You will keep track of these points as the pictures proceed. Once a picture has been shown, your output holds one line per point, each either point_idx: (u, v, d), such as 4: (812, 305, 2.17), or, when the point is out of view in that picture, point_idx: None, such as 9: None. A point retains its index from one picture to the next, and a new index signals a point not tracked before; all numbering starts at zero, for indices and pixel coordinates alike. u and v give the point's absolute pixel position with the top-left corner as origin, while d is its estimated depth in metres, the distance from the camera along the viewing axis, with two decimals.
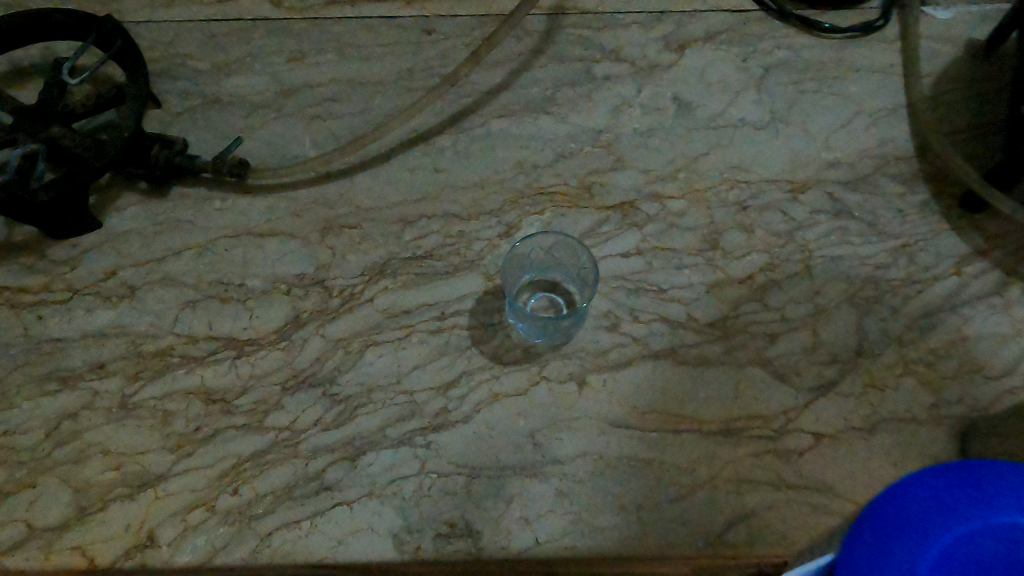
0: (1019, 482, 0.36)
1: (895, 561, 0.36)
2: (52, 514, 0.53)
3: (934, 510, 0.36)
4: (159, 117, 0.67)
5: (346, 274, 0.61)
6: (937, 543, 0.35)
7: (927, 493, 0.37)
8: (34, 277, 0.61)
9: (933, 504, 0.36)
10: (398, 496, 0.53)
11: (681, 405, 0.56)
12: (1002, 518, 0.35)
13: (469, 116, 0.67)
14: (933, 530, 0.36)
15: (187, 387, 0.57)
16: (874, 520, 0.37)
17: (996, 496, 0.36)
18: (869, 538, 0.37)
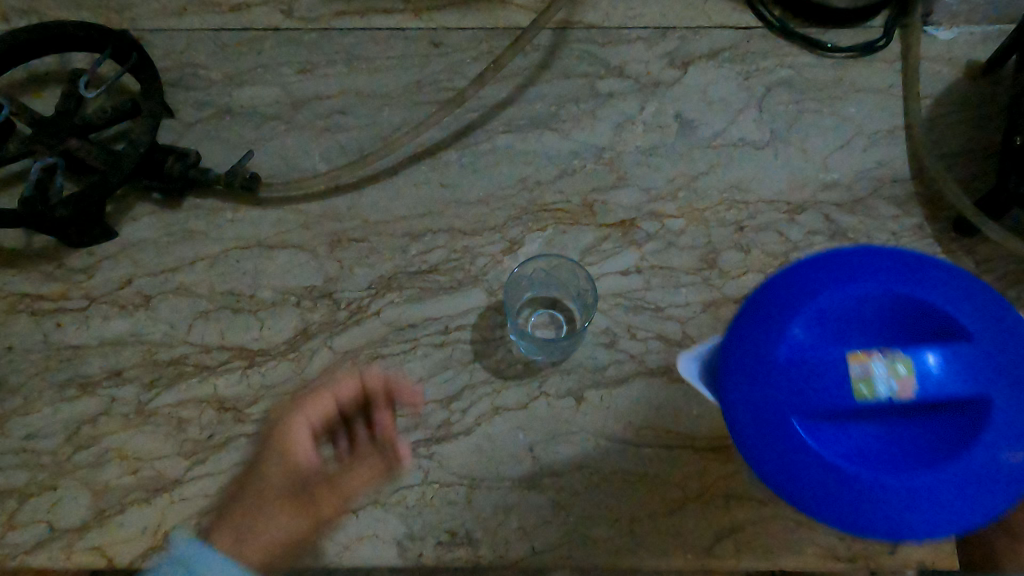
0: (870, 263, 0.43)
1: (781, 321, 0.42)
2: (73, 515, 0.55)
3: (800, 286, 0.43)
4: (172, 126, 0.69)
5: (354, 287, 0.63)
6: (817, 298, 0.42)
7: (797, 276, 0.43)
8: (51, 284, 0.62)
9: (800, 282, 0.43)
10: (402, 505, 0.56)
11: (675, 422, 0.58)
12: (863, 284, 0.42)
13: (474, 131, 0.69)
14: (809, 297, 0.42)
15: (200, 395, 0.59)
16: (762, 296, 0.43)
17: (872, 272, 0.42)
18: (759, 309, 0.43)
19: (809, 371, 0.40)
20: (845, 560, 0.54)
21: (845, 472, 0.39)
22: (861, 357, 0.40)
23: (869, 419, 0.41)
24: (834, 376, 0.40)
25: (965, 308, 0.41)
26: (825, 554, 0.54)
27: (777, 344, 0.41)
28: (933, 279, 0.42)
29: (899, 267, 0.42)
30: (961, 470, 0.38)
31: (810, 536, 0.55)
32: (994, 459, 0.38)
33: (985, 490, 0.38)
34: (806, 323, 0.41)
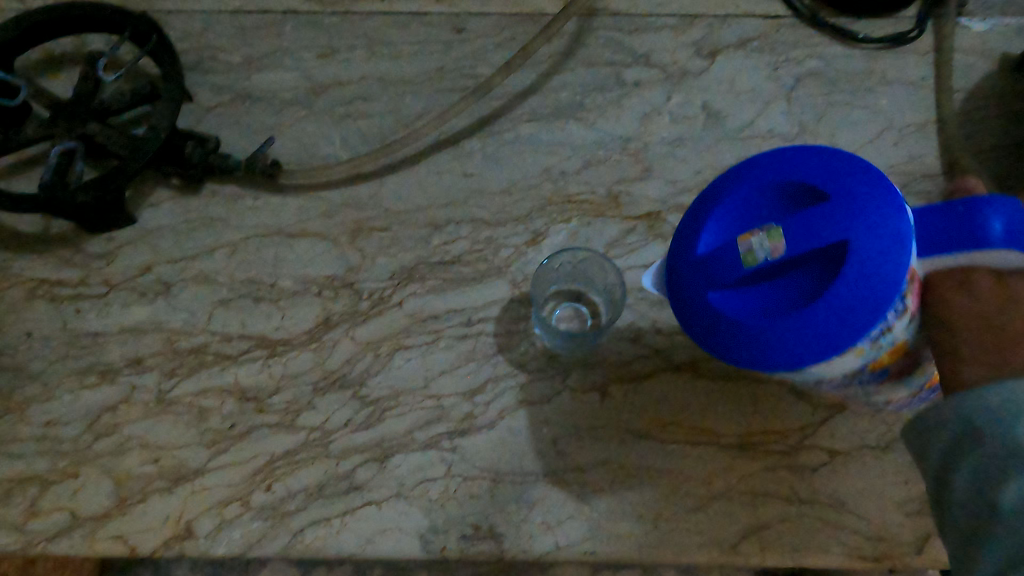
0: (783, 159, 0.43)
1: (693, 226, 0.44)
2: (96, 503, 0.55)
3: (715, 191, 0.44)
4: (191, 110, 0.67)
5: (376, 277, 0.62)
6: (726, 197, 0.43)
7: (715, 184, 0.45)
8: (70, 270, 0.62)
9: (716, 188, 0.45)
10: (425, 498, 0.55)
11: (701, 418, 0.57)
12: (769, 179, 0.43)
13: (498, 119, 0.67)
14: (719, 199, 0.44)
15: (221, 385, 0.58)
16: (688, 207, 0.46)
17: (760, 165, 0.43)
18: (684, 221, 0.45)
19: (710, 259, 0.42)
20: (870, 559, 0.54)
21: (732, 334, 0.41)
22: (744, 236, 0.41)
23: (775, 295, 0.41)
24: (713, 257, 0.42)
25: (839, 173, 0.41)
26: (850, 554, 0.54)
27: (695, 243, 0.44)
28: (807, 155, 0.42)
29: (785, 156, 0.43)
30: (829, 306, 0.39)
31: (835, 535, 0.55)
32: (859, 290, 0.39)
33: (849, 318, 0.39)
34: (695, 223, 0.44)
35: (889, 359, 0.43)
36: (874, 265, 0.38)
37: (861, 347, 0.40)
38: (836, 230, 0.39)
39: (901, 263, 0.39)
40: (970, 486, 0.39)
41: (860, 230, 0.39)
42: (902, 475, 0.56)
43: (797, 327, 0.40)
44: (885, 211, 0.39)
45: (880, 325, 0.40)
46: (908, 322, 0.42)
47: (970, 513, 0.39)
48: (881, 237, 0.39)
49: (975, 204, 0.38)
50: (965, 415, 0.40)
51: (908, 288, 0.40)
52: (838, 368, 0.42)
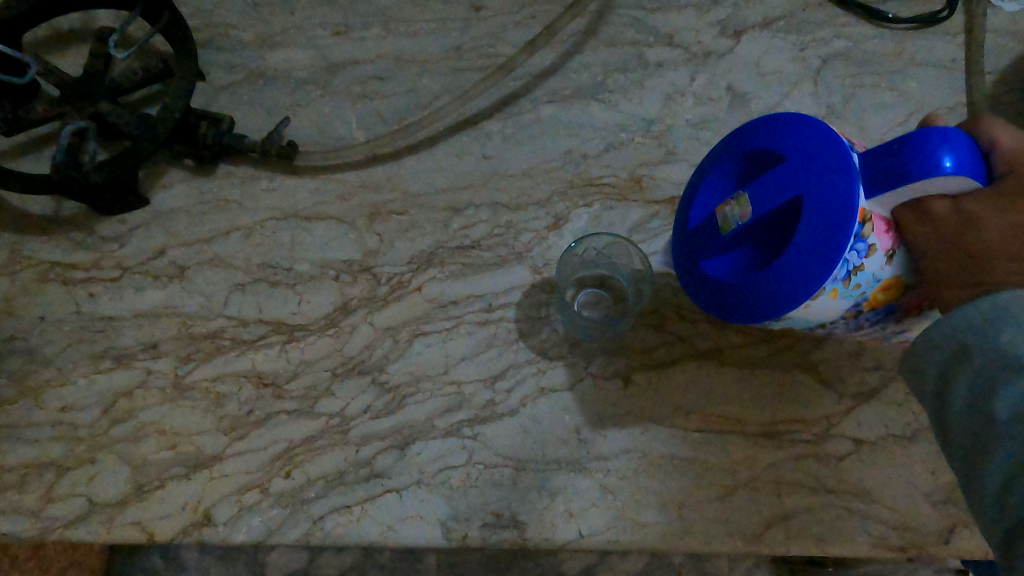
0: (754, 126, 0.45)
1: (690, 205, 0.48)
2: (112, 490, 0.54)
3: (703, 169, 0.48)
4: (202, 89, 0.65)
5: (394, 261, 0.61)
6: (710, 175, 0.47)
7: (706, 161, 0.48)
8: (82, 253, 0.60)
9: (705, 165, 0.48)
10: (446, 485, 0.54)
11: (725, 406, 0.56)
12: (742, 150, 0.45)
13: (518, 100, 0.66)
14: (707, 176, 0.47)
15: (238, 370, 0.58)
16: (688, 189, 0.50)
17: (732, 140, 0.46)
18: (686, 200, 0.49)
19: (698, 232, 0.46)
20: (898, 549, 0.53)
21: (722, 296, 0.44)
22: (720, 208, 0.45)
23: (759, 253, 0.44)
24: (702, 230, 0.46)
25: (794, 133, 0.42)
26: (877, 543, 0.53)
27: (687, 220, 0.48)
28: (768, 121, 0.44)
29: (750, 127, 0.45)
30: (787, 257, 0.40)
31: (863, 525, 0.53)
32: (811, 239, 0.39)
33: (806, 267, 0.40)
34: (688, 204, 0.48)
35: (884, 297, 0.44)
36: (824, 214, 0.39)
37: (831, 290, 0.41)
38: (790, 188, 0.41)
39: (852, 205, 0.39)
40: (965, 403, 0.39)
41: (811, 184, 0.40)
42: (930, 464, 0.55)
43: (762, 280, 0.42)
44: (834, 161, 0.40)
45: (843, 269, 0.41)
46: (891, 259, 0.43)
47: (965, 425, 0.38)
48: (831, 188, 0.39)
49: (909, 141, 0.38)
50: (956, 336, 0.40)
51: (874, 226, 0.41)
52: (825, 313, 0.44)
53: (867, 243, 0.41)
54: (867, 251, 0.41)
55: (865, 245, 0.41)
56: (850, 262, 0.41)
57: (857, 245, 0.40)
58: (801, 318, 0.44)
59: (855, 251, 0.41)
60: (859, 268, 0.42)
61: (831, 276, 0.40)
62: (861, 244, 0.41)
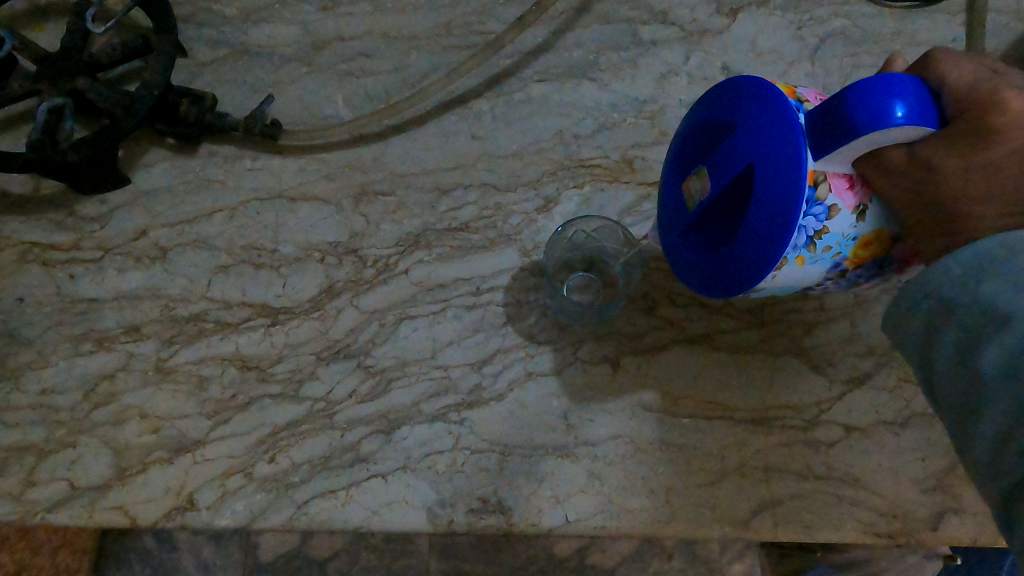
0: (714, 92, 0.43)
1: (670, 179, 0.47)
2: (94, 474, 0.53)
3: (678, 141, 0.47)
4: (185, 66, 0.64)
5: (381, 243, 0.60)
6: (684, 148, 0.46)
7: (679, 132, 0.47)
8: (62, 234, 0.59)
9: (679, 137, 0.47)
10: (432, 470, 0.54)
11: (715, 392, 0.56)
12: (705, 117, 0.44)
13: (508, 78, 0.64)
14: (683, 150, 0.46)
15: (222, 353, 0.57)
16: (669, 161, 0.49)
17: (698, 109, 0.44)
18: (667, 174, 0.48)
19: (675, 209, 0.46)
20: (886, 536, 0.53)
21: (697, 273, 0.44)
22: (689, 184, 0.44)
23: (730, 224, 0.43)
24: (680, 208, 0.46)
25: (745, 96, 0.39)
26: (866, 530, 0.53)
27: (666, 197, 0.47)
28: (724, 86, 0.41)
29: (709, 94, 0.43)
30: (744, 233, 0.39)
31: (851, 512, 0.53)
32: (762, 211, 0.37)
33: (762, 241, 0.38)
34: (668, 179, 0.48)
35: (867, 254, 0.40)
36: (772, 183, 0.37)
37: (795, 259, 0.39)
38: (742, 158, 0.39)
39: (799, 167, 0.36)
40: (953, 357, 0.36)
41: (760, 151, 0.37)
42: (920, 451, 0.54)
43: (728, 258, 0.40)
44: (779, 124, 0.37)
45: (803, 236, 0.38)
46: (863, 215, 0.39)
47: (959, 374, 0.35)
48: (777, 154, 0.37)
49: (854, 94, 0.33)
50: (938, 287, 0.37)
51: (830, 185, 0.37)
52: (802, 280, 0.41)
53: (825, 206, 0.37)
54: (827, 214, 0.37)
55: (823, 207, 0.37)
56: (809, 229, 0.38)
57: (812, 209, 0.37)
58: (778, 287, 0.42)
59: (813, 217, 0.37)
60: (822, 232, 0.38)
61: (791, 246, 0.38)
62: (817, 208, 0.37)
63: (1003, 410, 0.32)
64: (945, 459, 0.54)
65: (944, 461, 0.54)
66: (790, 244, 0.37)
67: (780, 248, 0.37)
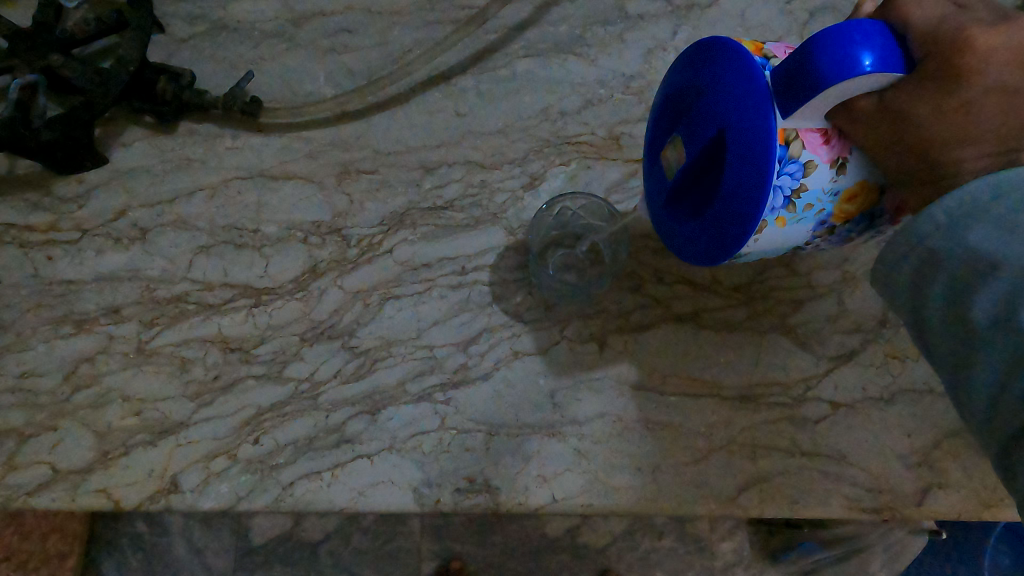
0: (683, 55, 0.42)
1: (652, 146, 0.47)
2: (75, 457, 0.53)
3: (657, 108, 0.46)
4: (162, 42, 0.62)
5: (365, 223, 0.59)
6: (662, 115, 0.46)
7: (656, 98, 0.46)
8: (38, 214, 0.58)
9: (657, 103, 0.46)
10: (418, 451, 0.53)
11: (702, 369, 0.56)
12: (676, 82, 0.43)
13: (493, 54, 0.63)
14: (662, 116, 0.46)
15: (204, 335, 0.56)
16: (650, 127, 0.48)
17: (671, 75, 0.44)
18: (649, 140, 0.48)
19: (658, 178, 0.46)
20: (872, 511, 0.52)
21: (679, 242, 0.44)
22: (669, 153, 0.44)
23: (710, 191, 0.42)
24: (661, 179, 0.45)
25: (710, 60, 0.39)
26: (852, 506, 0.53)
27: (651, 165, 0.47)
28: (690, 51, 0.41)
29: (679, 59, 0.42)
30: (720, 200, 0.38)
31: (837, 488, 0.53)
32: (735, 176, 0.37)
33: (738, 207, 0.37)
34: (651, 147, 0.47)
35: (853, 208, 0.39)
36: (743, 146, 0.36)
37: (776, 221, 0.38)
38: (713, 124, 0.38)
39: (767, 128, 0.35)
40: (944, 310, 0.34)
41: (730, 114, 0.37)
42: (907, 427, 0.54)
43: (708, 227, 0.40)
44: (744, 86, 0.36)
45: (779, 197, 0.37)
46: (843, 167, 0.37)
47: (950, 327, 0.33)
48: (744, 119, 0.36)
49: (818, 45, 0.32)
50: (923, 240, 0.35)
51: (805, 142, 0.36)
52: (788, 240, 0.41)
53: (800, 163, 0.36)
54: (803, 171, 0.37)
55: (797, 165, 0.36)
56: (785, 189, 0.37)
57: (786, 167, 0.36)
58: (767, 249, 0.41)
59: (787, 176, 0.37)
60: (800, 190, 0.37)
61: (768, 208, 0.37)
62: (791, 166, 0.36)
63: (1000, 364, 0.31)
64: (931, 434, 0.54)
65: (930, 436, 0.54)
66: (766, 206, 0.37)
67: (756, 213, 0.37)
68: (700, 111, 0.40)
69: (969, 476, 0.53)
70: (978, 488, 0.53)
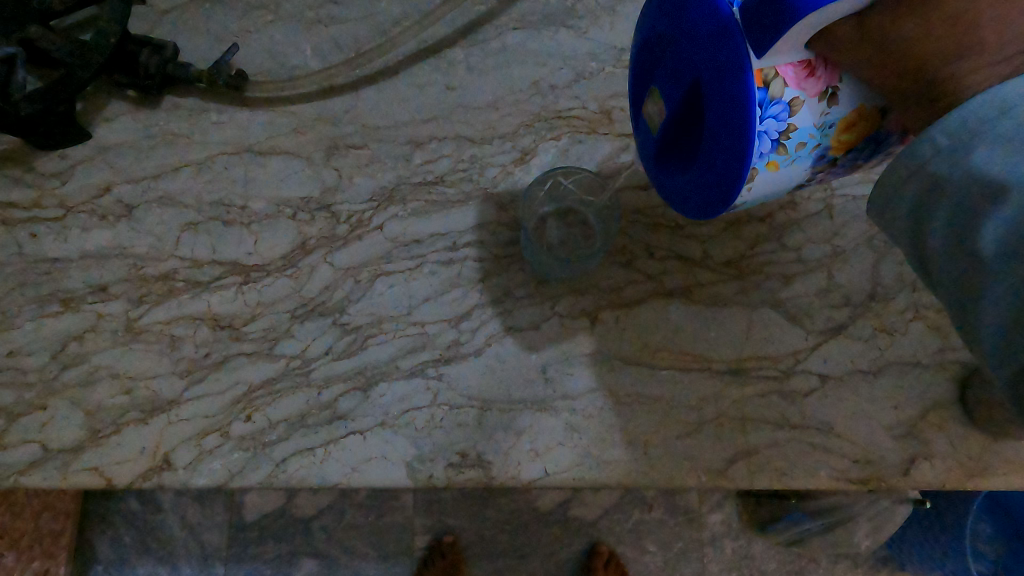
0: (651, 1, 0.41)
1: (637, 93, 0.46)
2: (66, 435, 0.52)
3: (634, 55, 0.45)
4: (144, 15, 0.61)
5: (354, 199, 0.59)
6: (642, 65, 0.45)
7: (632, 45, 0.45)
8: (21, 192, 0.57)
9: (633, 51, 0.45)
10: (411, 427, 0.53)
11: (692, 343, 0.56)
12: (648, 31, 0.42)
13: (483, 26, 0.62)
14: (640, 64, 0.45)
15: (194, 312, 0.56)
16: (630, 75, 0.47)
17: (643, 24, 0.43)
18: (631, 89, 0.47)
19: (647, 129, 0.46)
20: (858, 482, 0.54)
21: (672, 193, 0.44)
22: (654, 106, 0.43)
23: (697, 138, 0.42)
24: (649, 135, 0.45)
25: (681, 7, 0.38)
26: (839, 477, 0.54)
27: (640, 113, 0.47)
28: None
29: (651, 7, 0.41)
30: (711, 153, 0.38)
31: (825, 459, 0.54)
32: (721, 125, 0.37)
33: (727, 156, 0.37)
34: (637, 97, 0.47)
35: (852, 137, 0.39)
36: (725, 93, 0.36)
37: (767, 165, 0.38)
38: (693, 75, 0.38)
39: (743, 69, 0.35)
40: (948, 238, 0.34)
41: (706, 62, 0.36)
42: (894, 399, 0.55)
43: (701, 180, 0.40)
44: (716, 31, 0.35)
45: (766, 142, 0.37)
46: (833, 99, 0.37)
47: (954, 256, 0.34)
48: (722, 69, 0.36)
49: None
50: (922, 166, 0.35)
51: (785, 79, 0.35)
52: (787, 181, 0.41)
53: (784, 103, 0.36)
54: (788, 110, 0.36)
55: (781, 105, 0.36)
56: (772, 132, 0.37)
57: (769, 110, 0.36)
58: (762, 195, 0.41)
59: (772, 119, 0.36)
60: (789, 130, 0.37)
61: (757, 154, 0.37)
62: (775, 108, 0.36)
63: (1005, 284, 0.31)
64: (918, 407, 0.55)
65: (917, 409, 0.55)
66: (755, 151, 0.37)
67: (744, 161, 0.37)
68: (677, 62, 0.39)
69: (954, 447, 0.54)
70: (962, 459, 0.54)
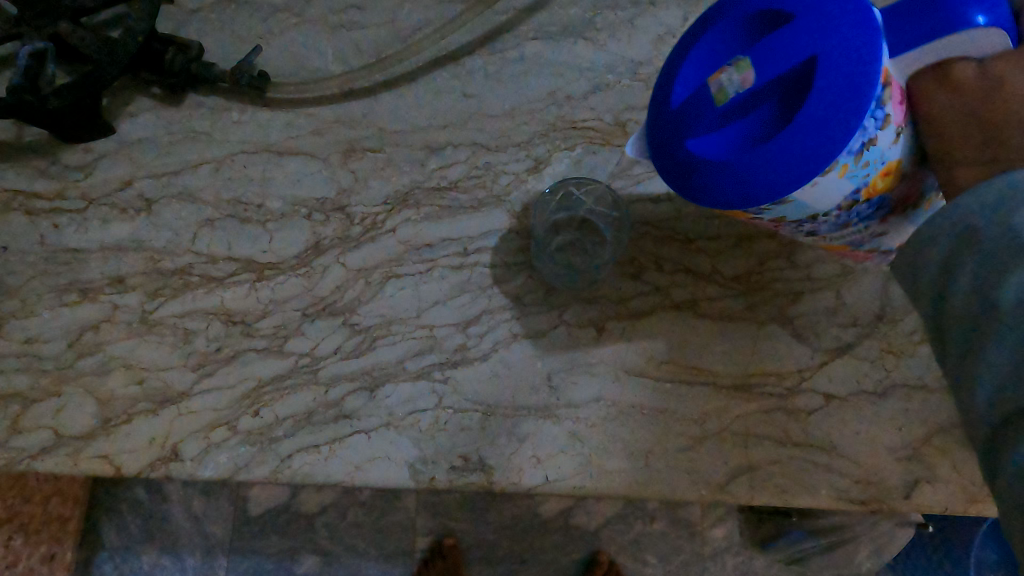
0: None
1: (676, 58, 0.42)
2: (78, 423, 0.53)
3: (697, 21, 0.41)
4: (171, 14, 0.62)
5: (368, 201, 0.60)
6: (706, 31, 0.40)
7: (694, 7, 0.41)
8: (45, 183, 0.58)
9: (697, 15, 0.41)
10: (416, 428, 0.54)
11: (697, 357, 0.56)
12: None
13: (503, 35, 0.63)
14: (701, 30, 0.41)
15: (207, 307, 0.57)
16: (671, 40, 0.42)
17: None
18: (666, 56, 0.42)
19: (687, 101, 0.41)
20: (859, 503, 0.54)
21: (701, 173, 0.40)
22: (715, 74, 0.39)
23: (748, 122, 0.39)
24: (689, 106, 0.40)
25: None
26: (840, 496, 0.54)
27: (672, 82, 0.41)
28: None
29: None
30: (793, 140, 0.37)
31: (827, 479, 0.54)
32: (824, 114, 0.36)
33: (816, 149, 0.37)
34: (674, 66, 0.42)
35: (884, 184, 0.41)
36: (842, 86, 0.36)
37: (842, 166, 0.37)
38: (805, 57, 0.36)
39: (872, 68, 0.35)
40: (965, 295, 0.32)
41: (830, 50, 0.36)
42: (899, 421, 0.55)
43: (762, 165, 0.38)
44: (856, 27, 0.36)
45: (859, 139, 0.37)
46: (898, 138, 0.39)
47: (970, 314, 0.32)
48: (847, 61, 0.36)
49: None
50: (961, 218, 0.34)
51: (892, 92, 0.37)
52: (831, 197, 0.40)
53: (885, 111, 0.37)
54: (883, 121, 0.37)
55: (884, 111, 0.37)
56: (867, 131, 0.37)
57: (877, 110, 0.36)
58: (796, 207, 0.40)
59: (873, 117, 0.37)
60: (873, 141, 0.38)
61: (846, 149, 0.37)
62: (881, 110, 0.37)
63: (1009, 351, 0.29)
64: (922, 430, 0.54)
65: (921, 432, 0.54)
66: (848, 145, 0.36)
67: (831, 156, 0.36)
68: (782, 38, 0.37)
69: (957, 471, 0.54)
70: (965, 484, 0.54)
